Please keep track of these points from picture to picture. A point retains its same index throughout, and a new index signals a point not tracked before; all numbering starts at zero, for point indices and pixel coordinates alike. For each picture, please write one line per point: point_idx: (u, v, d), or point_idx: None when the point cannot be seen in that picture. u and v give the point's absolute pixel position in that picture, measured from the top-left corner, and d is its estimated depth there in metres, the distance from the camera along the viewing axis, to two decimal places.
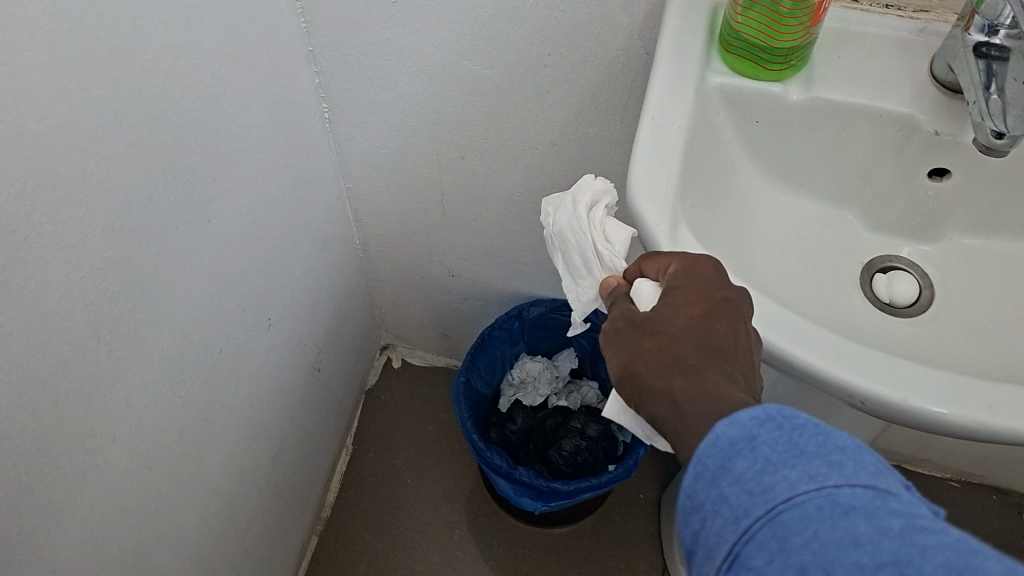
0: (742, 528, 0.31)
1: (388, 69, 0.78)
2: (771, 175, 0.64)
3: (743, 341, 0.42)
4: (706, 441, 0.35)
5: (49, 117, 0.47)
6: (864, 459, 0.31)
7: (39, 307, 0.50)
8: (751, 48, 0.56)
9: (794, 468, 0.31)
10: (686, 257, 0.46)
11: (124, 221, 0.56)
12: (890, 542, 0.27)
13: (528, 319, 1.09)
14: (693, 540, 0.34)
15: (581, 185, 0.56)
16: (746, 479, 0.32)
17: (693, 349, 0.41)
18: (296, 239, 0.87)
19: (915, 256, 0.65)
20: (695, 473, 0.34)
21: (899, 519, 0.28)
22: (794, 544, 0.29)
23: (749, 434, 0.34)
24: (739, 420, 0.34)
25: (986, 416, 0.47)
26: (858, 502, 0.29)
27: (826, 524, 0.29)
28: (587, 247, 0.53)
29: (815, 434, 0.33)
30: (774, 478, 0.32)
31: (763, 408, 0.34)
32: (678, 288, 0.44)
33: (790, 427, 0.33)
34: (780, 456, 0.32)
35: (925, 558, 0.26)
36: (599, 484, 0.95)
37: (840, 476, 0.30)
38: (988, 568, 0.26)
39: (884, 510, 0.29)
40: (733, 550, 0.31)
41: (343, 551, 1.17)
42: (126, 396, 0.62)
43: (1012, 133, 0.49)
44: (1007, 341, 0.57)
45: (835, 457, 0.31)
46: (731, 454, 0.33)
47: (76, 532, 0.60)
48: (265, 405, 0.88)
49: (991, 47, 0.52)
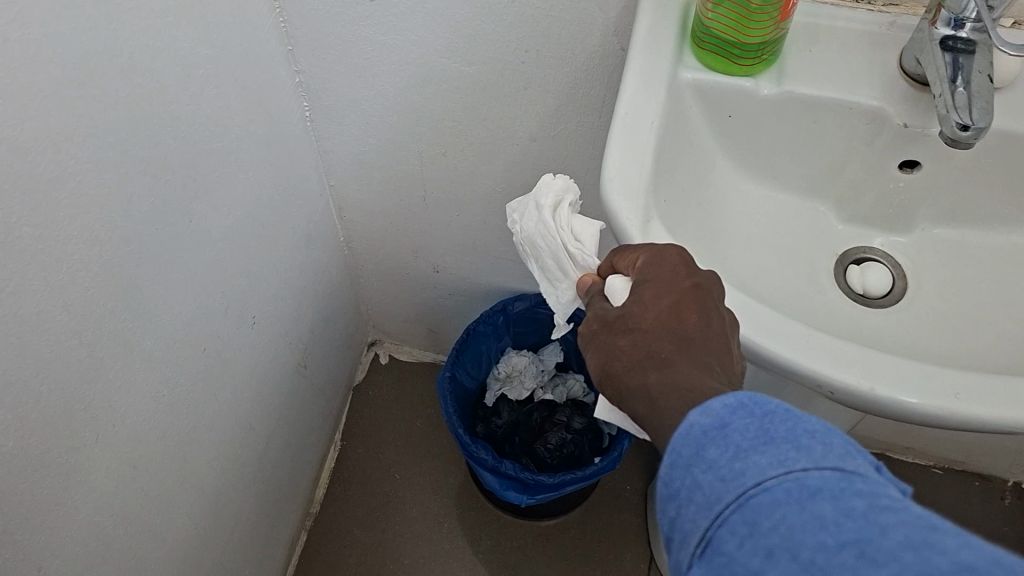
0: (714, 513, 0.31)
1: (367, 67, 0.78)
2: (747, 170, 0.65)
3: (715, 329, 0.43)
4: (681, 430, 0.35)
5: (25, 120, 0.48)
6: (832, 442, 0.31)
7: (20, 309, 0.51)
8: (722, 45, 0.57)
9: (764, 454, 0.31)
10: (653, 250, 0.47)
11: (104, 223, 0.57)
12: (852, 520, 0.27)
13: (512, 313, 1.10)
14: (670, 528, 0.34)
15: (540, 189, 0.57)
16: (718, 466, 0.32)
17: (666, 341, 0.42)
18: (280, 238, 0.87)
19: (888, 246, 0.65)
20: (671, 462, 0.34)
21: (862, 499, 0.28)
22: (763, 527, 0.29)
23: (721, 422, 0.34)
24: (711, 408, 0.35)
25: (952, 404, 0.48)
26: (825, 485, 0.29)
27: (793, 506, 0.29)
28: (559, 250, 0.54)
29: (785, 421, 0.33)
30: (745, 463, 0.32)
31: (736, 396, 0.35)
32: (647, 281, 0.45)
33: (760, 415, 0.34)
34: (751, 443, 0.32)
35: (885, 535, 0.26)
36: (583, 476, 0.96)
37: (808, 460, 0.30)
38: (947, 543, 0.25)
39: (849, 491, 0.29)
40: (706, 535, 0.31)
41: (333, 547, 1.18)
42: (109, 396, 0.62)
43: (977, 125, 0.50)
44: (976, 331, 0.58)
45: (804, 441, 0.31)
46: (704, 442, 0.34)
47: (61, 531, 0.61)
48: (250, 403, 0.89)
49: (957, 40, 0.53)
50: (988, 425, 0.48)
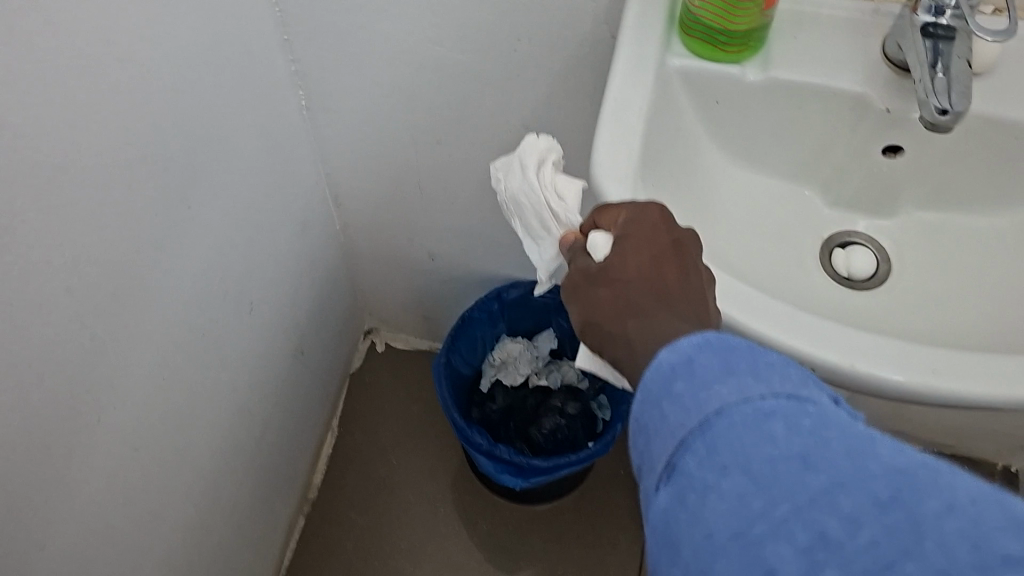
0: (678, 439, 0.33)
1: (362, 55, 0.80)
2: (733, 153, 0.66)
3: (693, 284, 0.46)
4: (651, 369, 0.37)
5: (28, 107, 0.49)
6: (789, 373, 0.34)
7: (24, 291, 0.52)
8: (709, 31, 0.58)
9: (725, 384, 0.34)
10: (633, 206, 0.48)
11: (105, 208, 0.58)
12: (801, 436, 0.30)
13: (507, 299, 1.11)
14: (641, 458, 0.36)
15: (525, 148, 0.58)
16: (683, 397, 0.34)
17: (645, 293, 0.45)
18: (277, 224, 0.88)
19: (871, 230, 0.67)
20: (642, 399, 0.37)
21: (810, 419, 0.31)
22: (720, 447, 0.32)
23: (687, 357, 0.36)
24: (678, 346, 0.37)
25: (930, 379, 0.49)
26: (778, 408, 0.32)
27: (748, 428, 0.31)
28: (543, 209, 0.56)
29: (746, 354, 0.35)
30: (707, 393, 0.34)
31: (702, 336, 0.37)
32: (626, 237, 0.47)
33: (724, 350, 0.36)
34: (713, 375, 0.34)
35: (827, 447, 0.29)
36: (576, 459, 0.97)
37: (765, 388, 0.33)
38: (880, 451, 0.29)
39: (800, 413, 0.32)
40: (670, 461, 0.33)
41: (331, 531, 1.19)
42: (110, 378, 0.64)
43: (955, 110, 0.51)
44: (958, 311, 0.59)
45: (763, 372, 0.34)
46: (671, 377, 0.36)
47: (64, 509, 0.62)
48: (249, 387, 0.90)
49: (937, 27, 0.54)
50: (966, 399, 0.49)
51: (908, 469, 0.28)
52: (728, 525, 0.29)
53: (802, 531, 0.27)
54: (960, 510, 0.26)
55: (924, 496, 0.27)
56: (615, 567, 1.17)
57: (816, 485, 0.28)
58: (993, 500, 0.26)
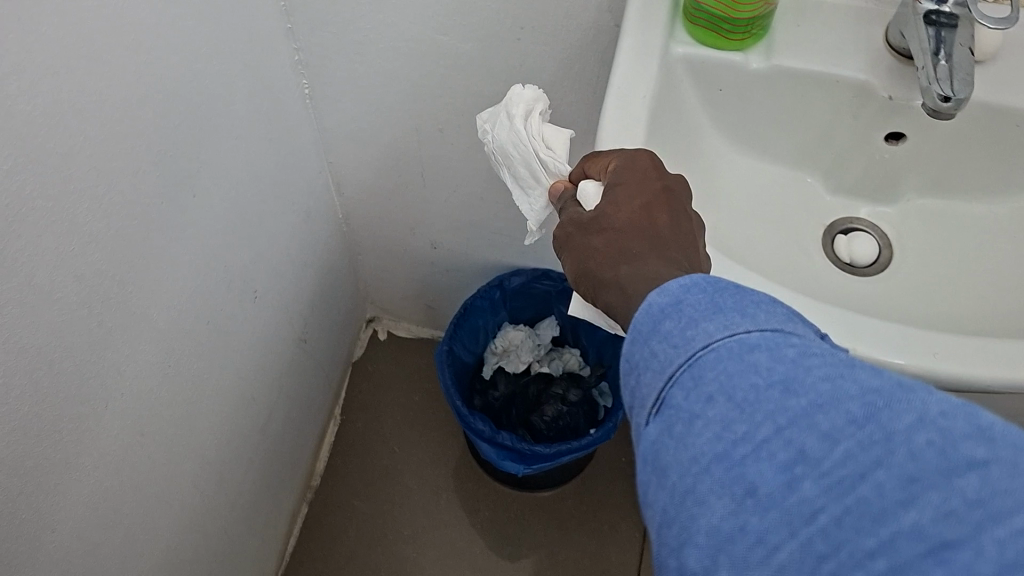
0: (667, 374, 0.34)
1: (365, 45, 0.80)
2: (736, 140, 0.67)
3: (684, 231, 0.47)
4: (641, 310, 0.38)
5: (37, 95, 0.49)
6: (774, 311, 0.35)
7: (34, 278, 0.53)
8: (713, 20, 0.58)
9: (713, 321, 0.35)
10: (624, 155, 0.49)
11: (112, 197, 0.58)
12: (783, 365, 0.31)
13: (508, 287, 1.12)
14: (631, 397, 0.37)
15: (511, 99, 0.60)
16: (671, 335, 0.35)
17: (637, 239, 0.46)
18: (281, 213, 0.89)
19: (874, 217, 0.67)
20: (632, 338, 0.37)
21: (793, 351, 0.32)
22: (707, 379, 0.33)
23: (676, 298, 0.37)
24: (669, 289, 0.37)
25: (930, 363, 0.50)
26: (763, 342, 0.33)
27: (733, 361, 0.32)
28: (531, 158, 0.58)
29: (734, 293, 0.36)
30: (695, 330, 0.35)
31: (692, 277, 0.37)
32: (618, 184, 0.48)
33: (712, 290, 0.37)
34: (701, 313, 0.35)
35: (808, 373, 0.30)
36: (578, 445, 0.98)
37: (751, 324, 0.34)
38: (859, 375, 0.29)
39: (783, 345, 0.32)
40: (660, 396, 0.34)
41: (334, 519, 1.20)
42: (118, 364, 0.64)
43: (957, 96, 0.52)
44: (959, 299, 0.60)
45: (750, 310, 0.35)
46: (660, 317, 0.37)
47: (74, 495, 0.63)
48: (253, 376, 0.91)
49: (940, 14, 0.55)
50: (967, 384, 0.50)
51: (883, 388, 0.28)
52: (713, 448, 0.30)
53: (783, 449, 0.28)
54: (930, 422, 0.26)
55: (898, 412, 0.27)
56: (616, 554, 1.18)
57: (796, 408, 0.29)
58: (963, 413, 0.27)
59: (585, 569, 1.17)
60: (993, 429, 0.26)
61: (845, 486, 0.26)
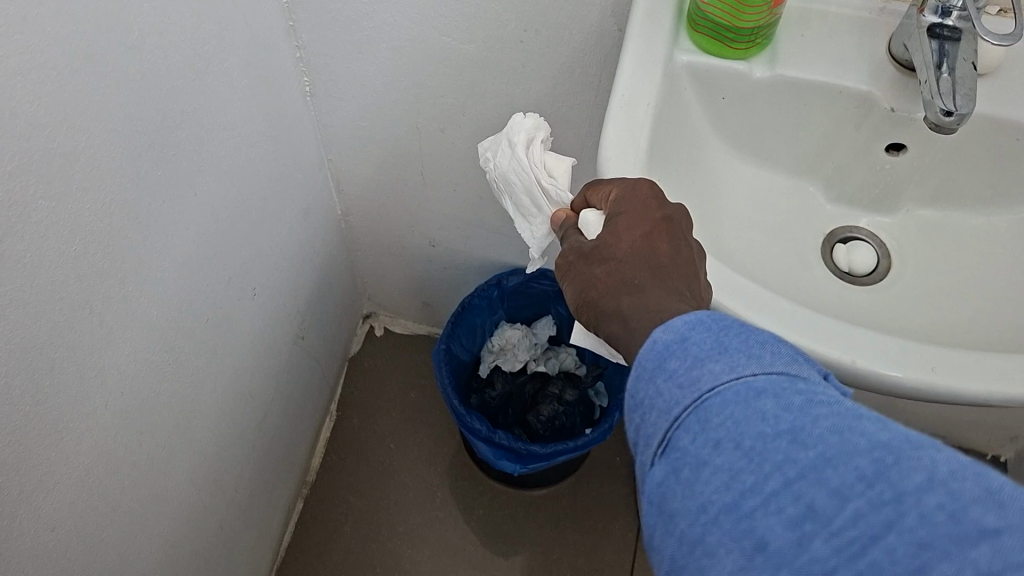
0: (673, 416, 0.35)
1: (368, 44, 0.80)
2: (738, 149, 0.67)
3: (684, 258, 0.47)
4: (646, 346, 0.39)
5: (41, 98, 0.49)
6: (780, 350, 0.36)
7: (35, 279, 0.52)
8: (717, 28, 0.58)
9: (718, 361, 0.35)
10: (624, 183, 0.50)
11: (112, 198, 0.58)
12: (790, 413, 0.32)
13: (507, 287, 1.12)
14: (636, 433, 0.38)
15: (512, 128, 0.61)
16: (677, 374, 0.36)
17: (639, 269, 0.46)
18: (279, 210, 0.88)
19: (873, 226, 0.68)
20: (637, 375, 0.38)
21: (800, 397, 0.33)
22: (714, 424, 0.33)
23: (682, 336, 0.37)
24: (674, 325, 0.38)
25: (927, 376, 0.50)
26: (769, 386, 0.33)
27: (740, 406, 0.33)
28: (533, 185, 0.58)
29: (739, 333, 0.37)
30: (702, 370, 0.35)
31: (696, 314, 0.38)
32: (620, 214, 0.49)
33: (716, 328, 0.37)
34: (707, 352, 0.36)
35: (815, 423, 0.31)
36: (577, 446, 0.98)
37: (757, 365, 0.35)
38: (866, 427, 0.30)
39: (790, 391, 0.33)
40: (665, 436, 0.35)
41: (328, 514, 1.20)
42: (116, 363, 0.64)
43: (960, 111, 0.52)
44: (956, 311, 0.60)
45: (755, 350, 0.35)
46: (666, 355, 0.37)
47: (75, 492, 0.63)
48: (250, 372, 0.91)
49: (943, 27, 0.55)
50: (963, 397, 0.50)
51: (891, 443, 0.29)
52: (721, 498, 0.31)
53: (792, 503, 0.29)
54: (939, 482, 0.27)
55: (906, 472, 0.28)
56: (610, 553, 1.18)
57: (804, 461, 0.30)
58: (971, 473, 0.27)
59: (579, 567, 1.17)
60: (1002, 491, 0.27)
61: (857, 549, 0.27)
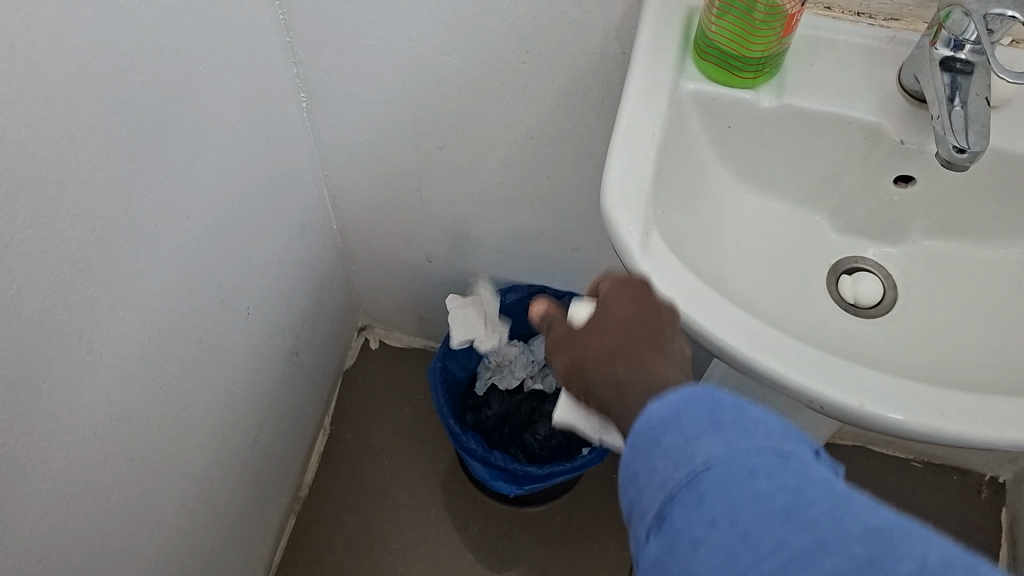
0: (666, 496, 0.34)
1: (367, 61, 0.78)
2: (743, 176, 0.66)
3: (675, 331, 0.48)
4: (640, 418, 0.37)
5: (29, 125, 0.48)
6: (776, 427, 0.34)
7: (23, 309, 0.51)
8: (724, 57, 0.57)
9: (712, 440, 0.34)
10: (613, 271, 0.52)
11: (101, 224, 0.56)
12: (784, 505, 0.31)
13: (504, 304, 1.10)
14: (631, 505, 0.36)
15: None
16: (671, 452, 0.35)
17: (633, 346, 0.48)
18: (275, 227, 0.87)
19: (879, 257, 0.66)
20: (632, 447, 0.37)
21: (794, 483, 0.31)
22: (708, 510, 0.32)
23: (676, 409, 0.36)
24: (667, 397, 0.37)
25: (935, 420, 0.48)
26: (763, 467, 0.32)
27: (733, 491, 0.32)
28: None
29: (735, 406, 0.35)
30: (695, 449, 0.34)
31: (690, 387, 0.37)
32: (609, 295, 0.50)
33: (711, 400, 0.36)
34: (701, 429, 0.35)
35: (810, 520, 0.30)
36: (573, 468, 0.97)
37: (751, 444, 0.33)
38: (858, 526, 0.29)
39: (783, 474, 0.32)
40: (660, 515, 0.34)
41: (321, 530, 1.19)
42: (105, 390, 0.62)
43: (973, 148, 0.51)
44: (965, 346, 0.59)
45: (750, 426, 0.34)
46: (660, 429, 0.36)
47: (60, 524, 0.61)
48: (242, 392, 0.89)
49: (956, 61, 0.54)
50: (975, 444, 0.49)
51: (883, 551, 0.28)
52: None
53: None
54: None
55: None
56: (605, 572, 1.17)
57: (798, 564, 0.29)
58: None
59: None
60: None
61: None
